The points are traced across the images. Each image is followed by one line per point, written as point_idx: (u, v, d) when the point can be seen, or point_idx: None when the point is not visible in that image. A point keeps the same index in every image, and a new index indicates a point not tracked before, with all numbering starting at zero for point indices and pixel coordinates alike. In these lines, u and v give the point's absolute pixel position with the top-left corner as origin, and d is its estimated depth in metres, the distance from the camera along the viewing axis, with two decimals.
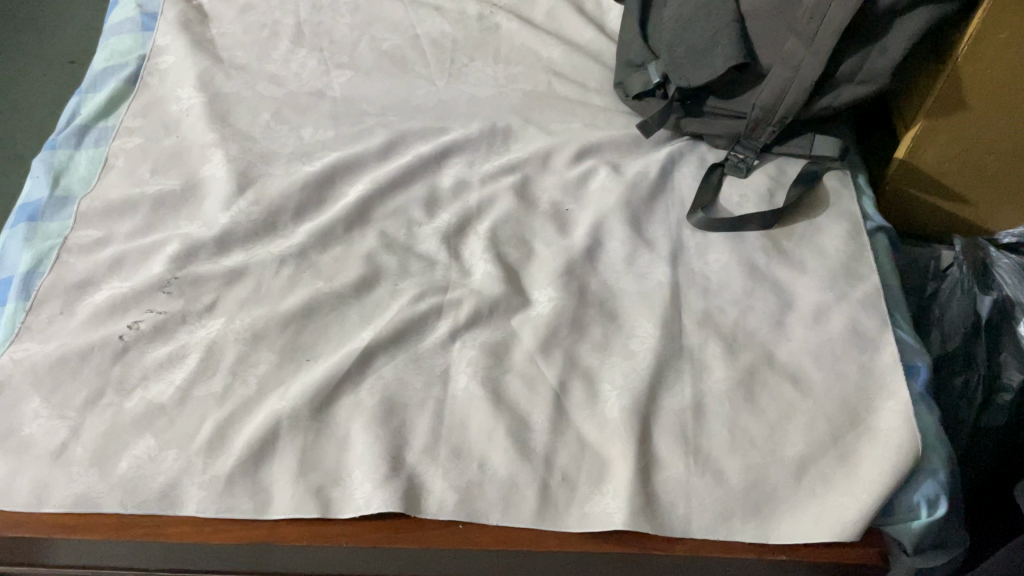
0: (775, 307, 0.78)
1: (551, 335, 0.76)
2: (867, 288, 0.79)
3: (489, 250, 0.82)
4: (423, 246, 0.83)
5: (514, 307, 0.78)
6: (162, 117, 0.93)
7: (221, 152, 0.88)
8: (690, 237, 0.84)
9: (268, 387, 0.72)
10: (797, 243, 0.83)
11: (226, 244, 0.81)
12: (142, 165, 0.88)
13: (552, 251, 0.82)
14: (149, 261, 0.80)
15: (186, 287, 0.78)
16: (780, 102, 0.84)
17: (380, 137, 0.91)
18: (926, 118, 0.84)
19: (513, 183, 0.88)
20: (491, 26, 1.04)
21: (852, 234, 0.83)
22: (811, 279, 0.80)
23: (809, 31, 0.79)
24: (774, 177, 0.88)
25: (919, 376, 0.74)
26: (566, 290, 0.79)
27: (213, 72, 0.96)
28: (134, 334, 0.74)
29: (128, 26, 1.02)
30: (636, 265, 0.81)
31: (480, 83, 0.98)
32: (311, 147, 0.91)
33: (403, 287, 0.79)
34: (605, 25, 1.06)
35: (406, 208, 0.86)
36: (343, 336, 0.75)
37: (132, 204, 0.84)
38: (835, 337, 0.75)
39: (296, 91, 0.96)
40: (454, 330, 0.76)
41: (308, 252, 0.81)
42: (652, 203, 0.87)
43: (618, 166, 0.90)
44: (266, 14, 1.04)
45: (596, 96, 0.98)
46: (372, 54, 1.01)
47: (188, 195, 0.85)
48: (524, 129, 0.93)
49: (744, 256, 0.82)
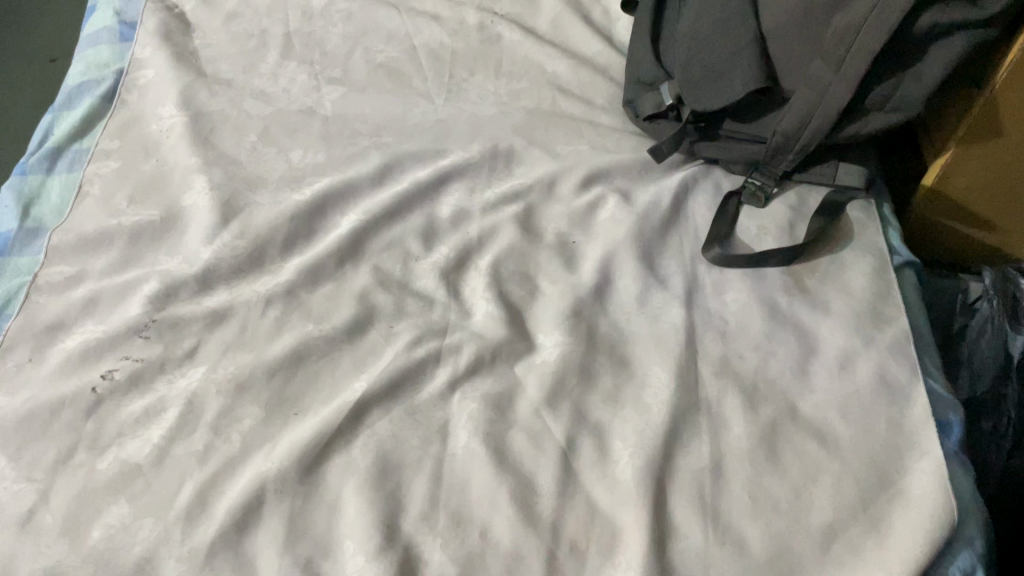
0: (797, 353, 0.73)
1: (558, 385, 0.70)
2: (894, 332, 0.74)
3: (491, 289, 0.76)
4: (420, 282, 0.78)
5: (518, 353, 0.73)
6: (141, 138, 0.86)
7: (204, 178, 0.82)
8: (706, 273, 0.78)
9: (253, 445, 0.67)
10: (820, 281, 0.78)
11: (209, 282, 0.76)
12: (119, 191, 0.82)
13: (558, 289, 0.77)
14: (125, 301, 0.74)
15: (165, 331, 0.72)
16: (803, 128, 0.78)
17: (374, 161, 0.86)
18: (960, 144, 0.79)
19: (516, 213, 0.82)
20: (493, 37, 0.98)
21: (878, 270, 0.78)
22: (835, 321, 0.75)
23: (836, 55, 0.73)
24: (795, 207, 0.83)
25: (952, 433, 0.69)
26: (573, 335, 0.73)
27: (196, 88, 0.90)
28: (108, 385, 0.69)
29: (105, 36, 0.96)
30: (648, 305, 0.76)
31: (480, 100, 0.93)
32: (301, 171, 0.85)
33: (398, 330, 0.74)
34: (614, 36, 1.00)
35: (402, 240, 0.80)
36: (334, 386, 0.70)
37: (107, 237, 0.78)
38: (862, 388, 0.71)
39: (285, 108, 0.90)
40: (453, 380, 0.71)
41: (297, 290, 0.76)
42: (665, 234, 0.81)
43: (629, 194, 0.84)
44: (253, 21, 0.98)
45: (603, 114, 0.92)
46: (366, 68, 0.95)
47: (168, 226, 0.79)
48: (528, 151, 0.88)
49: (764, 296, 0.76)
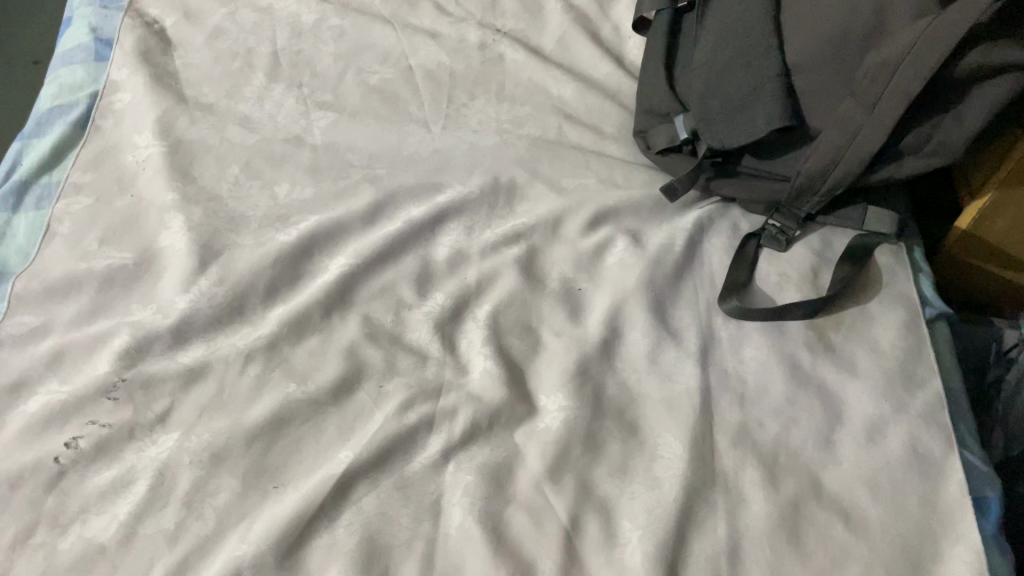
0: (822, 419, 0.67)
1: (562, 455, 0.65)
2: (927, 397, 0.68)
3: (490, 343, 0.71)
4: (413, 335, 0.72)
5: (518, 417, 0.67)
6: (115, 170, 0.80)
7: (182, 217, 0.76)
8: (722, 327, 0.72)
9: (228, 523, 0.61)
10: (846, 336, 0.72)
11: (184, 335, 0.70)
12: (90, 231, 0.76)
13: (562, 343, 0.71)
14: (93, 358, 0.68)
15: (135, 392, 0.67)
16: (831, 170, 0.71)
17: (365, 197, 0.79)
18: (998, 189, 0.72)
19: (518, 257, 0.76)
20: (495, 56, 0.92)
21: (909, 325, 0.72)
22: (863, 383, 0.69)
23: (870, 94, 0.67)
24: (819, 252, 0.77)
25: (991, 512, 0.63)
26: (578, 398, 0.67)
27: (175, 114, 0.84)
28: (73, 454, 0.64)
29: (80, 55, 0.90)
30: (660, 363, 0.70)
31: (481, 127, 0.86)
32: (286, 209, 0.79)
33: (388, 390, 0.68)
34: (624, 56, 0.93)
35: (395, 286, 0.74)
36: (318, 455, 0.65)
37: (76, 284, 0.72)
38: (893, 462, 0.65)
39: (270, 137, 0.84)
40: (447, 449, 0.65)
41: (280, 344, 0.70)
42: (678, 281, 0.75)
43: (639, 235, 0.78)
44: (238, 39, 0.91)
45: (613, 144, 0.86)
46: (359, 91, 0.88)
47: (142, 271, 0.74)
48: (531, 186, 0.82)
49: (786, 353, 0.70)
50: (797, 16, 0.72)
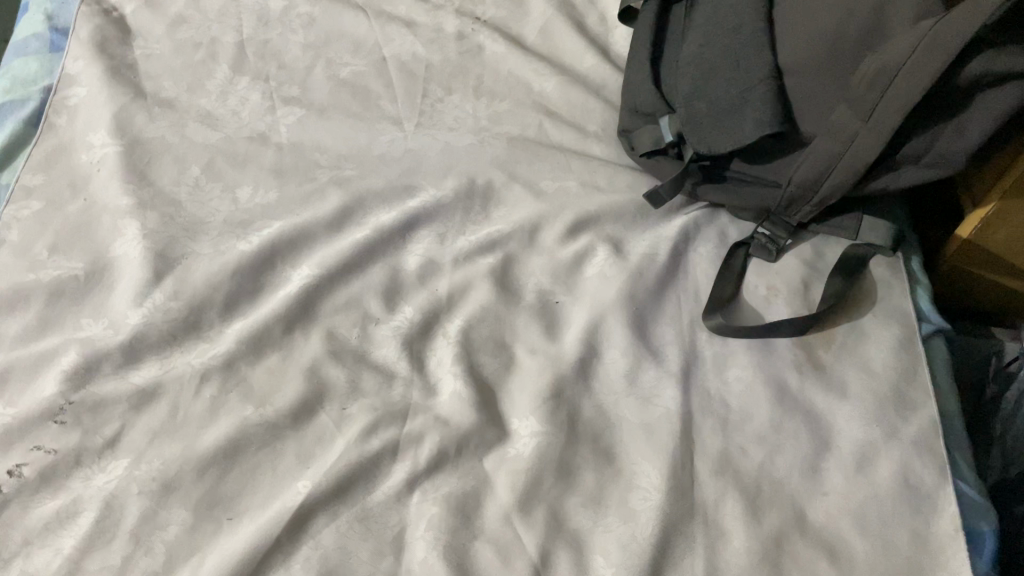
0: (809, 447, 0.63)
1: (533, 485, 0.61)
2: (921, 423, 0.64)
3: (460, 362, 0.67)
4: (379, 352, 0.68)
5: (488, 443, 0.63)
6: (68, 171, 0.76)
7: (137, 224, 0.72)
8: (706, 344, 0.69)
9: (178, 559, 0.58)
10: (836, 355, 0.68)
11: (137, 353, 0.66)
12: (40, 238, 0.72)
13: (537, 361, 0.67)
14: (39, 378, 0.65)
15: (84, 415, 0.63)
16: (824, 179, 0.67)
17: (332, 201, 0.75)
18: (1001, 200, 0.67)
19: (493, 267, 0.72)
20: (473, 47, 0.87)
21: (904, 344, 0.68)
22: (853, 407, 0.65)
23: (866, 101, 0.63)
24: (810, 263, 0.72)
25: (985, 548, 0.59)
26: (552, 422, 0.64)
27: (133, 110, 0.79)
28: (16, 483, 0.60)
29: (34, 45, 0.85)
30: (639, 384, 0.66)
31: (457, 125, 0.82)
32: (249, 214, 0.75)
33: (351, 413, 0.65)
34: (610, 46, 0.88)
35: (362, 299, 0.71)
36: (275, 484, 0.61)
37: (24, 296, 0.69)
38: (883, 493, 0.61)
39: (233, 135, 0.79)
40: (411, 478, 0.61)
41: (237, 362, 0.66)
42: (660, 295, 0.71)
43: (621, 245, 0.74)
44: (201, 28, 0.86)
45: (595, 144, 0.81)
46: (329, 84, 0.84)
47: (93, 283, 0.70)
48: (508, 189, 0.77)
49: (772, 374, 0.67)
50: (794, 19, 0.68)
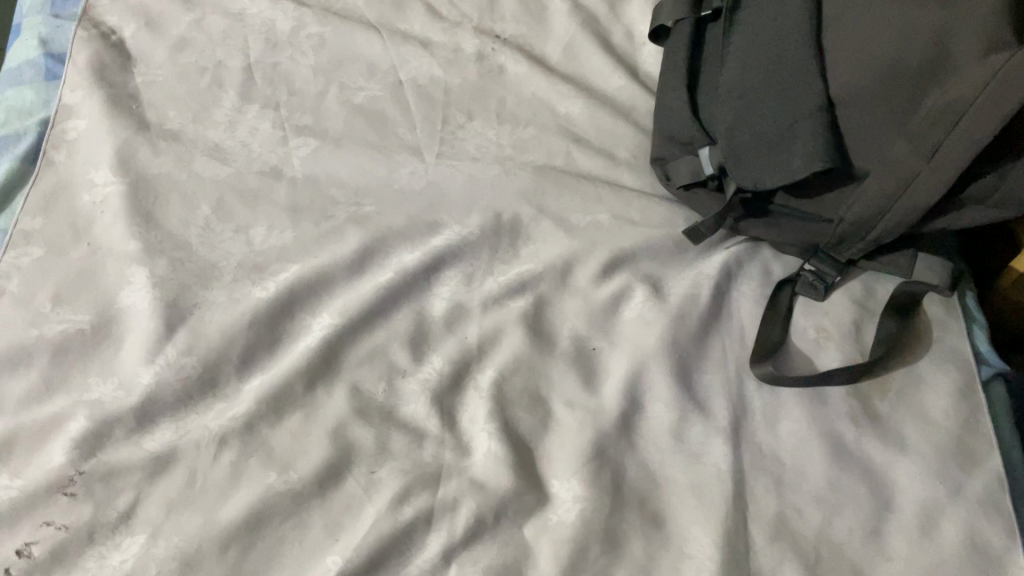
0: (869, 508, 0.60)
1: (578, 556, 0.57)
2: (986, 478, 0.60)
3: (495, 419, 0.63)
4: (407, 408, 0.64)
5: (528, 508, 0.59)
6: (69, 213, 0.71)
7: (145, 271, 0.68)
8: (755, 395, 0.65)
9: None
10: (893, 404, 0.64)
11: (149, 416, 0.62)
12: (41, 289, 0.67)
13: (576, 417, 0.63)
14: (46, 445, 0.61)
15: (95, 486, 0.59)
16: (879, 218, 0.63)
17: (351, 242, 0.71)
18: None
19: (525, 311, 0.68)
20: (493, 68, 0.82)
21: (964, 391, 0.64)
22: (913, 462, 0.61)
23: (929, 140, 0.58)
24: (862, 302, 0.69)
25: None
26: (596, 485, 0.60)
27: (136, 144, 0.75)
28: (25, 564, 0.56)
29: (28, 73, 0.80)
30: (687, 440, 0.62)
31: (479, 154, 0.77)
32: (263, 257, 0.70)
33: (381, 477, 0.61)
34: (637, 65, 0.84)
35: (387, 350, 0.66)
36: (302, 560, 0.57)
37: (26, 355, 0.64)
38: (951, 558, 0.57)
39: (243, 170, 0.75)
40: (448, 550, 0.58)
41: (257, 424, 0.62)
42: (704, 340, 0.67)
43: (659, 284, 0.70)
44: (205, 51, 0.81)
45: (627, 173, 0.77)
46: (342, 112, 0.79)
47: (100, 338, 0.65)
48: (537, 224, 0.73)
49: (826, 427, 0.63)
50: (841, 42, 0.63)
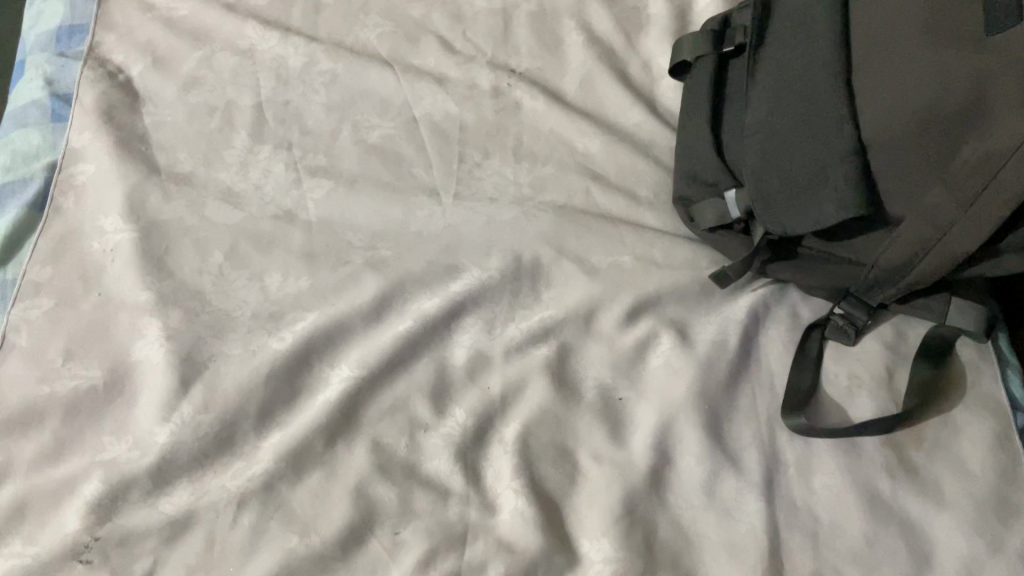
0: (907, 566, 0.58)
1: None
2: None
3: (521, 475, 0.61)
4: (430, 464, 0.62)
5: (556, 571, 0.58)
6: (79, 262, 0.70)
7: (159, 323, 0.66)
8: (787, 446, 0.63)
9: None
10: (930, 454, 0.62)
11: (166, 477, 0.60)
12: (52, 343, 0.66)
13: (603, 472, 0.62)
14: (61, 509, 0.59)
15: (111, 552, 0.58)
16: (913, 266, 0.61)
17: (369, 289, 0.69)
18: None
19: (548, 361, 0.66)
20: (509, 104, 0.80)
21: (1001, 440, 0.62)
22: (952, 517, 0.60)
23: (968, 191, 0.57)
24: (893, 347, 0.67)
25: None
26: (626, 546, 0.58)
27: (146, 188, 0.73)
28: None
29: (34, 115, 0.78)
30: (718, 496, 0.61)
31: (497, 194, 0.75)
32: (279, 305, 0.68)
33: (405, 539, 0.59)
34: (657, 99, 0.82)
35: (408, 403, 0.64)
36: None
37: (38, 414, 0.63)
38: None
39: (257, 214, 0.73)
40: None
41: (276, 484, 0.60)
42: (733, 388, 0.65)
43: (686, 330, 0.68)
44: (215, 90, 0.80)
45: (649, 212, 0.75)
46: (356, 151, 0.77)
47: (113, 394, 0.64)
48: (558, 267, 0.71)
49: (862, 480, 0.61)
50: (874, 83, 0.61)
